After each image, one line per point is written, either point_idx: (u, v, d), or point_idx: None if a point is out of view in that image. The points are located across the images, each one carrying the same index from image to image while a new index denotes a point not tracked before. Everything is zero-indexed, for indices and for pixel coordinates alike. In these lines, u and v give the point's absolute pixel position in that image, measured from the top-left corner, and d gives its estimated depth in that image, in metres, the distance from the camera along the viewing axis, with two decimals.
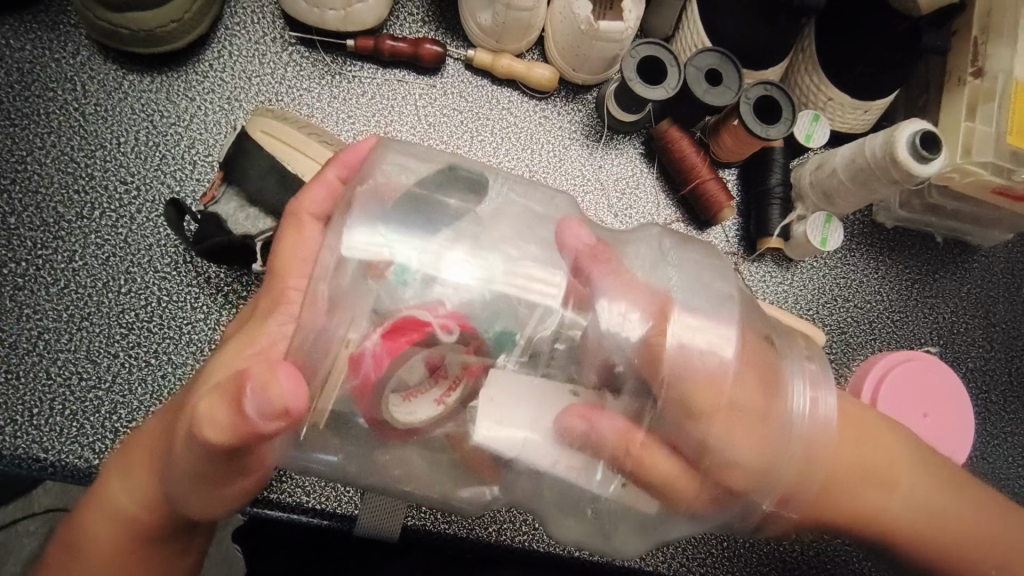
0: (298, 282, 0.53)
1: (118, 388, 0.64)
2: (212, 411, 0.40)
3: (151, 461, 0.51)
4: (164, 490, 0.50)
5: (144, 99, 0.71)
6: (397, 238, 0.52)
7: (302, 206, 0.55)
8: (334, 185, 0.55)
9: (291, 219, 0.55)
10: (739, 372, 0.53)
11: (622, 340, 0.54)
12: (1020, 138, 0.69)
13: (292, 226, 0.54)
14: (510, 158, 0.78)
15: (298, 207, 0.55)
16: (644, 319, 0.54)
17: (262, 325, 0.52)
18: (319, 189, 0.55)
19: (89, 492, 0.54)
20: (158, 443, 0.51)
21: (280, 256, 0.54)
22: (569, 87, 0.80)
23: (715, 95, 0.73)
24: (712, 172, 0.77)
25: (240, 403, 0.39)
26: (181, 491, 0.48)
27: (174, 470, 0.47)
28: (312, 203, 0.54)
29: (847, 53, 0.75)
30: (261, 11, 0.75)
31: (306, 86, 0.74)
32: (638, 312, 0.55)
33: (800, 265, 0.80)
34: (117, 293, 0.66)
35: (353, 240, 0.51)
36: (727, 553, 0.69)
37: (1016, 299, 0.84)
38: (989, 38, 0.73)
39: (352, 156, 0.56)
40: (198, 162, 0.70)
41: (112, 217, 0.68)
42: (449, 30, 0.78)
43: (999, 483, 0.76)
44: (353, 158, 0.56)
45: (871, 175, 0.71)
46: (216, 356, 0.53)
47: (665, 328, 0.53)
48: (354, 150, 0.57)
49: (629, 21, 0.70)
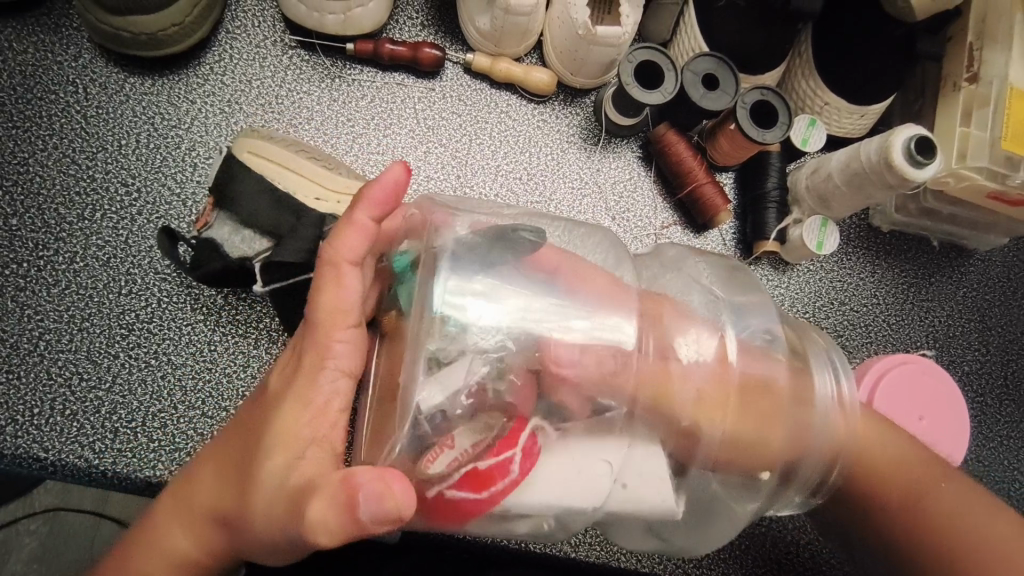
0: (344, 334, 0.49)
1: (118, 388, 0.65)
2: (323, 517, 0.39)
3: (213, 514, 0.51)
4: (234, 543, 0.50)
5: (145, 102, 0.72)
6: (484, 301, 0.50)
7: (338, 254, 0.49)
8: (367, 226, 0.50)
9: (328, 267, 0.49)
10: (787, 381, 0.58)
11: (697, 363, 0.55)
12: (1014, 143, 0.69)
13: (329, 277, 0.49)
14: (508, 161, 0.78)
15: (334, 254, 0.49)
16: (713, 343, 0.56)
17: (310, 382, 0.48)
18: (353, 236, 0.49)
19: (140, 537, 0.54)
20: (222, 499, 0.50)
21: (320, 310, 0.49)
22: (567, 90, 0.81)
23: (712, 100, 0.73)
24: (710, 176, 0.77)
25: (352, 510, 0.38)
26: (255, 549, 0.48)
27: (253, 534, 0.47)
28: (349, 249, 0.49)
29: (842, 57, 0.76)
30: (262, 15, 0.75)
31: (306, 89, 0.75)
32: (708, 337, 0.56)
33: (796, 268, 0.80)
34: (118, 295, 0.67)
35: (445, 300, 0.49)
36: (722, 555, 0.70)
37: (1012, 303, 0.84)
38: (984, 44, 0.73)
39: (382, 188, 0.50)
40: (198, 165, 0.71)
41: (112, 219, 0.68)
42: (448, 34, 0.79)
43: (993, 485, 0.77)
44: (382, 194, 0.50)
45: (866, 179, 0.72)
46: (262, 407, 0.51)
47: (726, 348, 0.56)
48: (383, 184, 0.50)
49: (626, 26, 0.71)
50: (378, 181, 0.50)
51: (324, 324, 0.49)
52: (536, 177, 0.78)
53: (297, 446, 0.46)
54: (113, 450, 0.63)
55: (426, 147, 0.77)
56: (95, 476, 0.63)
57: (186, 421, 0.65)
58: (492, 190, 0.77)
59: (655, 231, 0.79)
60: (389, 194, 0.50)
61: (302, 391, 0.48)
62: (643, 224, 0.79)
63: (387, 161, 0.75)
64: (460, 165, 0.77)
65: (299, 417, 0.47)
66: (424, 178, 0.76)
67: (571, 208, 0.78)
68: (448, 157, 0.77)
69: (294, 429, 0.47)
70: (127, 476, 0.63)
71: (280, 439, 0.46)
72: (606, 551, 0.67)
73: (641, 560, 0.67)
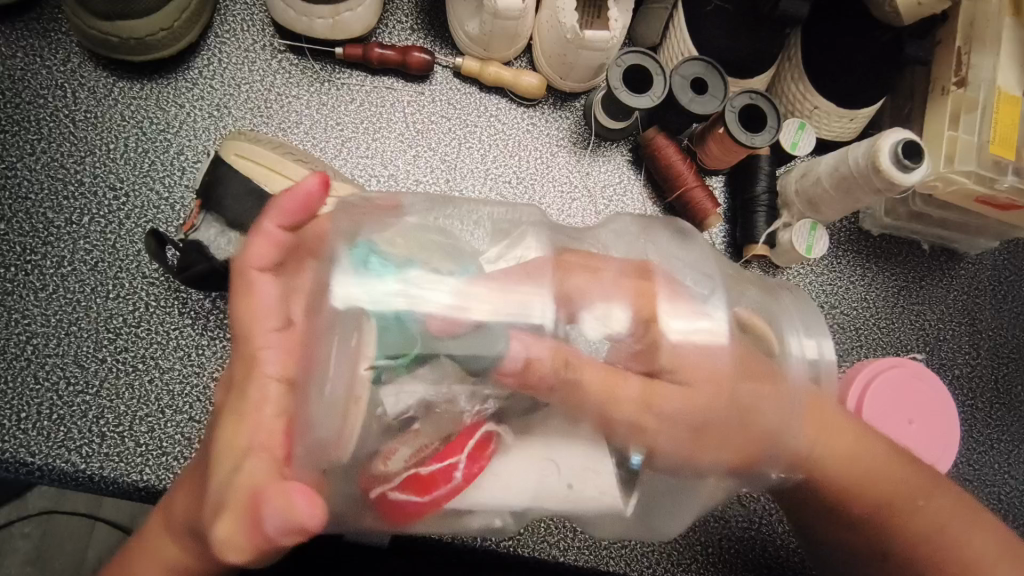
0: (267, 340, 0.51)
1: (105, 393, 0.65)
2: None
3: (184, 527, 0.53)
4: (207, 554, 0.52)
5: (133, 106, 0.72)
6: (389, 282, 0.52)
7: (247, 263, 0.52)
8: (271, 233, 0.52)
9: (238, 276, 0.52)
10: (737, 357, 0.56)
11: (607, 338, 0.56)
12: (1001, 148, 0.70)
13: (241, 286, 0.52)
14: (498, 164, 0.78)
15: (243, 263, 0.52)
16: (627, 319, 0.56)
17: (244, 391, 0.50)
18: (257, 244, 0.52)
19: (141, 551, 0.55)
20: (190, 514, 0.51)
21: (241, 321, 0.52)
22: (557, 94, 0.81)
23: (701, 104, 0.74)
24: (699, 180, 0.77)
25: None
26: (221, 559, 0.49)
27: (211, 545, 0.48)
28: (257, 257, 0.52)
29: (831, 62, 0.76)
30: (251, 19, 0.75)
31: (295, 93, 0.75)
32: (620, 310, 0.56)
33: (787, 272, 0.80)
34: (106, 299, 0.67)
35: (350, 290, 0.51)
36: (712, 559, 0.70)
37: (1003, 306, 0.84)
38: (972, 48, 0.74)
39: (295, 194, 0.52)
40: (187, 169, 0.71)
41: (101, 223, 0.68)
42: (437, 38, 0.79)
43: (983, 490, 0.77)
44: (293, 203, 0.52)
45: (855, 183, 0.72)
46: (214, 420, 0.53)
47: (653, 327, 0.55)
48: (295, 195, 0.52)
49: (615, 29, 0.71)
50: (290, 191, 0.52)
51: (247, 335, 0.51)
52: (526, 180, 0.78)
53: (237, 457, 0.48)
54: (100, 454, 0.63)
55: (415, 150, 0.77)
56: (83, 480, 0.63)
57: (173, 425, 0.65)
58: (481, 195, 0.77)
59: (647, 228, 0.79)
60: (301, 200, 0.52)
61: (237, 402, 0.50)
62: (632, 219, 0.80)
63: (376, 165, 0.75)
64: (450, 169, 0.77)
65: (238, 428, 0.49)
66: (414, 182, 0.76)
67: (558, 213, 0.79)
68: (438, 161, 0.77)
69: (235, 441, 0.49)
70: (115, 480, 0.63)
71: (223, 452, 0.49)
72: (595, 556, 0.67)
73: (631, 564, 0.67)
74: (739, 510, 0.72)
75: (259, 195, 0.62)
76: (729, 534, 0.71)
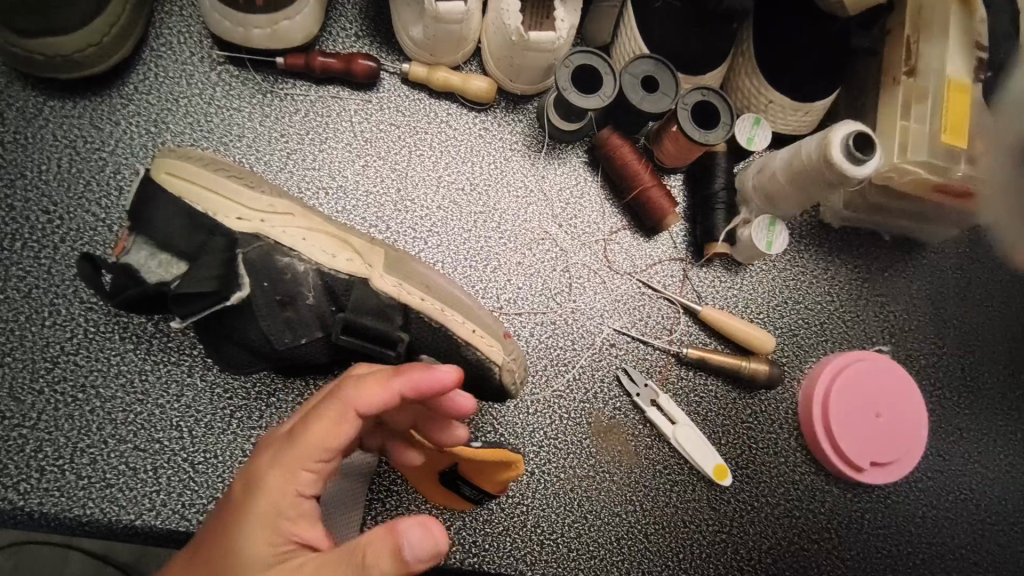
0: (323, 465, 0.45)
1: (43, 425, 0.63)
2: (266, 543, 0.44)
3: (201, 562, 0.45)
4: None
5: (65, 125, 0.69)
6: None
7: (350, 399, 0.45)
8: (387, 371, 0.47)
9: (336, 408, 0.45)
10: None
11: None
12: (954, 136, 0.69)
13: (330, 413, 0.45)
14: (450, 170, 0.77)
15: (347, 399, 0.45)
16: None
17: (296, 475, 0.45)
18: (375, 383, 0.46)
19: (235, 532, 0.44)
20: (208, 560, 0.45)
21: (309, 435, 0.45)
22: (508, 98, 0.79)
23: (652, 103, 0.72)
24: (656, 180, 0.76)
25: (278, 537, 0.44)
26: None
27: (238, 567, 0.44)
28: (363, 399, 0.45)
29: (781, 58, 0.76)
30: (188, 31, 0.73)
31: (236, 106, 0.73)
32: None
33: (749, 269, 0.80)
34: (41, 327, 0.65)
35: None
36: (683, 565, 0.71)
37: (968, 295, 0.84)
38: (920, 37, 0.73)
39: (422, 377, 0.46)
40: (122, 188, 0.69)
41: (33, 248, 0.66)
42: (383, 44, 0.77)
43: (955, 478, 0.79)
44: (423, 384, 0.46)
45: (808, 177, 0.71)
46: (261, 486, 0.45)
47: None
48: (427, 381, 0.46)
49: (561, 30, 0.69)
50: (427, 372, 0.47)
51: (309, 442, 0.45)
52: (480, 187, 0.77)
53: (269, 521, 0.44)
54: (40, 490, 0.62)
55: (364, 160, 0.75)
56: (22, 517, 0.62)
57: (117, 456, 0.63)
58: (434, 204, 0.76)
59: (662, 345, 0.76)
60: (453, 411, 0.54)
61: (282, 482, 0.45)
62: (652, 323, 0.77)
63: (323, 177, 0.73)
64: (400, 178, 0.75)
65: (276, 505, 0.44)
66: (362, 192, 0.74)
67: (529, 287, 0.76)
68: (387, 171, 0.75)
69: (275, 509, 0.44)
70: (56, 516, 0.62)
71: (264, 510, 0.44)
72: (562, 567, 0.69)
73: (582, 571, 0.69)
74: (710, 515, 0.73)
75: (189, 215, 0.58)
76: (701, 538, 0.72)
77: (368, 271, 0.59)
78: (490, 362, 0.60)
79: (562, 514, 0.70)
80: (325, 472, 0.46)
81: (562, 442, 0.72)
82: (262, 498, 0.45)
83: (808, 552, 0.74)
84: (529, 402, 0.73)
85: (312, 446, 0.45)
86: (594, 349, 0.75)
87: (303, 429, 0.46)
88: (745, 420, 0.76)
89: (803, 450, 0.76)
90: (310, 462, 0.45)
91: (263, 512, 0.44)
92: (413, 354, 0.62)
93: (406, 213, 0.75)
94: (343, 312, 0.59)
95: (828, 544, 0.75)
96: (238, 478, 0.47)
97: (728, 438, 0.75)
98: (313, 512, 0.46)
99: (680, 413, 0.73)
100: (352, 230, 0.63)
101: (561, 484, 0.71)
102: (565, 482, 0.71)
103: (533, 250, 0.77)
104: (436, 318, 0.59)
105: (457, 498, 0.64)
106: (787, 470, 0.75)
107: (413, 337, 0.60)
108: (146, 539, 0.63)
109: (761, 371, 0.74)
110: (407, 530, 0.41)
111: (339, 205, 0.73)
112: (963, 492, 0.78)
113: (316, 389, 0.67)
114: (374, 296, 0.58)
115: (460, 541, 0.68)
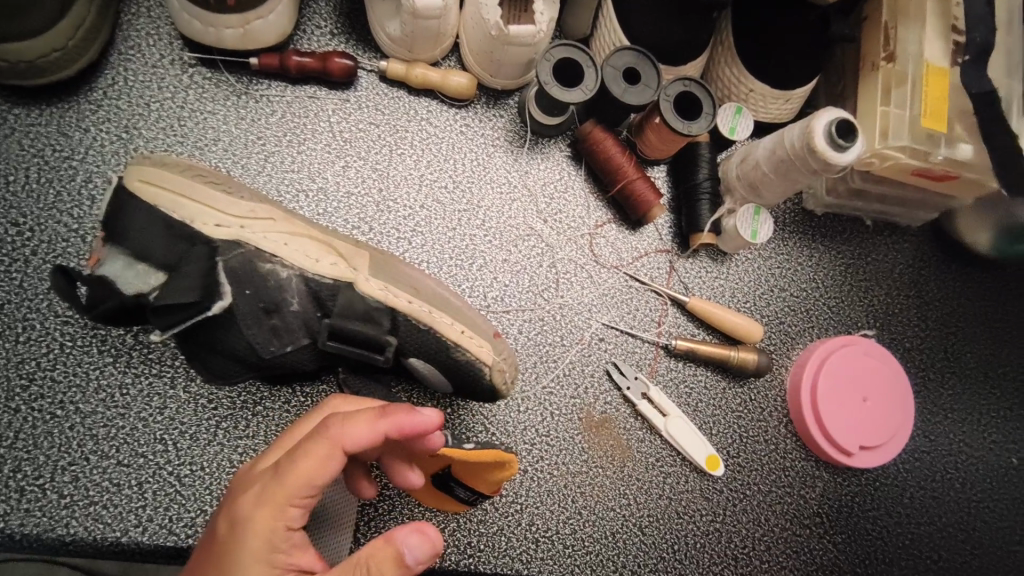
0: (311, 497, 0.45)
1: (22, 444, 0.61)
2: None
3: None
4: None
5: (32, 133, 0.67)
6: None
7: (338, 436, 0.45)
8: (375, 410, 0.47)
9: (324, 445, 0.44)
10: None
11: None
12: (933, 120, 0.69)
13: (314, 449, 0.45)
14: (433, 169, 0.76)
15: (334, 436, 0.45)
16: None
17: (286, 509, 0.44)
18: (361, 420, 0.45)
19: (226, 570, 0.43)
20: None
21: (296, 473, 0.44)
22: (489, 93, 0.79)
23: (635, 94, 0.71)
24: (640, 171, 0.75)
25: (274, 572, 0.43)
26: None
27: None
28: (350, 435, 0.45)
29: (761, 47, 0.75)
30: (157, 33, 0.71)
31: (210, 108, 0.71)
32: None
33: (734, 258, 0.80)
34: (15, 343, 0.63)
35: None
36: (678, 555, 0.72)
37: (949, 276, 0.85)
38: (898, 22, 0.73)
39: (409, 418, 0.46)
40: (95, 197, 0.67)
41: (4, 262, 0.64)
42: (359, 41, 0.76)
43: (941, 457, 0.80)
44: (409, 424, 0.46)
45: (791, 165, 0.71)
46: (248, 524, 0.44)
47: None
48: (416, 429, 0.46)
49: (540, 23, 0.68)
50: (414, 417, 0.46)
51: (296, 478, 0.44)
52: (463, 185, 0.76)
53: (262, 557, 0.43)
54: (20, 511, 0.60)
55: (344, 161, 0.74)
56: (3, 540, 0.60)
57: (100, 472, 0.62)
58: (416, 203, 0.75)
59: (651, 337, 0.76)
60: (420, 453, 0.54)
61: (273, 518, 0.44)
62: (641, 316, 0.77)
63: (303, 180, 0.72)
64: (381, 178, 0.74)
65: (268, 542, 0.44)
66: (344, 194, 0.73)
67: (516, 285, 0.75)
68: (368, 171, 0.74)
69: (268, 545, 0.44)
70: (39, 537, 0.60)
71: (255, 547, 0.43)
72: (559, 564, 0.69)
73: (579, 567, 0.69)
74: (704, 505, 0.73)
75: (165, 224, 0.56)
76: (695, 529, 0.73)
77: (354, 275, 0.58)
78: (481, 363, 0.59)
79: (557, 510, 0.70)
80: (311, 504, 0.45)
81: (554, 439, 0.72)
82: (251, 535, 0.44)
83: (800, 537, 0.75)
84: (520, 400, 0.72)
85: (299, 481, 0.44)
86: (582, 344, 0.75)
87: (287, 465, 0.45)
88: (735, 409, 0.76)
89: (794, 437, 0.77)
90: (298, 497, 0.44)
91: (253, 549, 0.43)
92: (403, 357, 0.61)
93: (389, 213, 0.74)
94: (329, 317, 0.58)
95: (820, 529, 0.76)
96: (220, 516, 0.46)
97: (719, 428, 0.76)
98: (304, 539, 0.46)
99: (671, 404, 0.73)
100: (336, 234, 0.62)
101: (555, 481, 0.71)
102: (558, 479, 0.71)
103: (519, 246, 0.76)
104: (424, 319, 0.58)
105: (451, 499, 0.63)
106: (778, 457, 0.76)
107: (401, 341, 0.59)
108: (133, 556, 0.62)
109: (749, 361, 0.74)
110: (404, 537, 0.42)
111: (319, 207, 0.72)
112: (948, 471, 0.80)
113: (303, 396, 0.66)
114: (361, 301, 0.57)
115: (456, 543, 0.68)
